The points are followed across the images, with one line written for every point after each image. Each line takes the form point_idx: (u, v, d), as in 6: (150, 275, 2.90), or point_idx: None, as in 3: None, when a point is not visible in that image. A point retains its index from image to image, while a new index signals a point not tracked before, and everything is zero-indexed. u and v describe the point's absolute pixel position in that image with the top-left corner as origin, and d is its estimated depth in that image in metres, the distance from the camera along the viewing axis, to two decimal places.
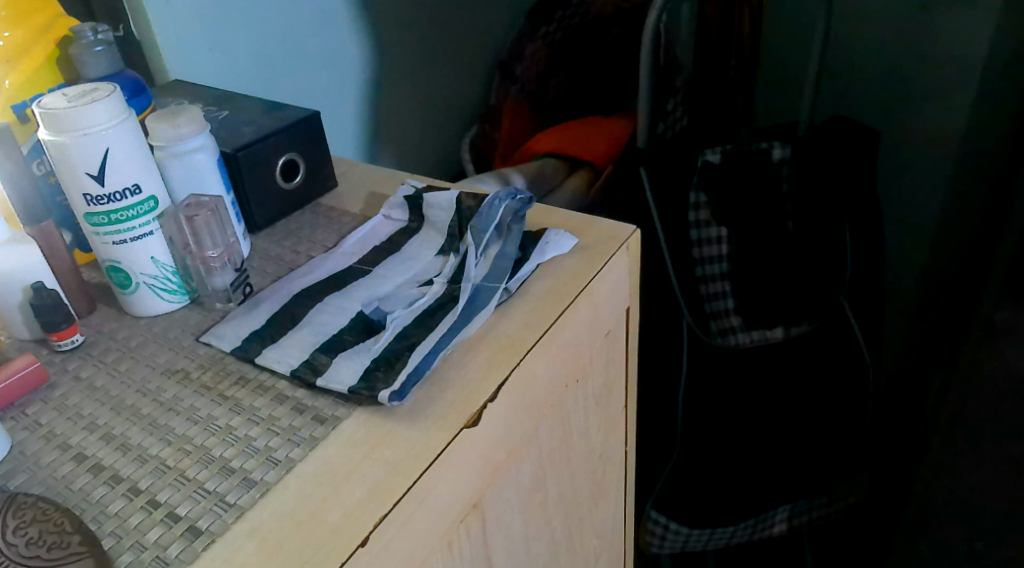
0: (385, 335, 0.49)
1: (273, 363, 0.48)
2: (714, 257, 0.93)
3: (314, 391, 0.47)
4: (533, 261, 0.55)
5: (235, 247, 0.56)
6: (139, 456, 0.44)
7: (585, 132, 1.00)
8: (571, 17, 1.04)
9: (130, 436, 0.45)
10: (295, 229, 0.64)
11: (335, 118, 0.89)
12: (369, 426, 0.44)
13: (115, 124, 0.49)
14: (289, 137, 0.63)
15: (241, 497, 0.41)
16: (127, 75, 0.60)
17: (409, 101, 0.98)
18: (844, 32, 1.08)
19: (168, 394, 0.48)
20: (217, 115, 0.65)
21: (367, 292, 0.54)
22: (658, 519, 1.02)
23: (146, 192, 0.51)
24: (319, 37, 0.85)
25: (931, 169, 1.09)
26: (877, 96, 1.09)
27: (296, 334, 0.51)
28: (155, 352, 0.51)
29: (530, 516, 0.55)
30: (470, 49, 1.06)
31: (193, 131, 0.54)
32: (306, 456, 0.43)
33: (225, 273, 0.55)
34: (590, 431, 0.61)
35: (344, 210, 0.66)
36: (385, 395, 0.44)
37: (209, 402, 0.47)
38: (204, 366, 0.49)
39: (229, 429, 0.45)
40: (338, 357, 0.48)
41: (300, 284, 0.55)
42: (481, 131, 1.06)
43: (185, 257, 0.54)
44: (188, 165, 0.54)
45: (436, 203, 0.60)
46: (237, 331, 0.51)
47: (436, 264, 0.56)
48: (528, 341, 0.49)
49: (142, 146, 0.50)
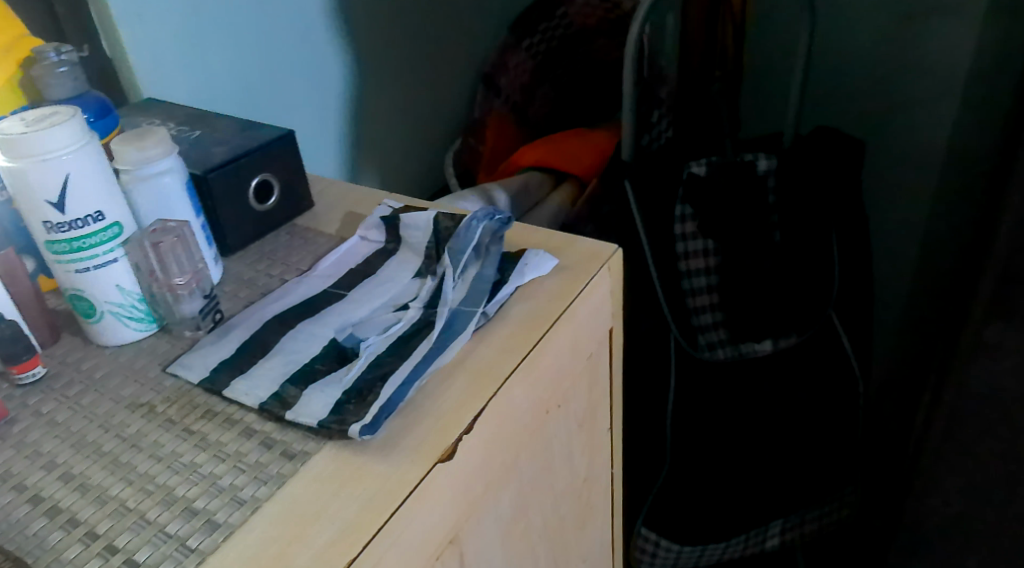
0: (358, 363, 0.47)
1: (242, 395, 0.46)
2: (700, 269, 0.93)
3: (283, 425, 0.45)
4: (511, 284, 0.53)
5: (203, 272, 0.54)
6: (98, 497, 0.42)
7: (569, 145, 0.99)
8: (555, 28, 1.04)
9: (90, 475, 0.43)
10: (269, 251, 0.62)
11: (313, 134, 0.87)
12: (339, 463, 0.42)
13: (76, 149, 0.47)
14: (262, 157, 0.61)
15: (203, 541, 0.39)
16: (92, 96, 0.59)
17: (390, 115, 0.96)
18: (828, 40, 1.06)
19: (131, 430, 0.46)
20: (189, 135, 0.63)
21: (340, 318, 0.52)
22: (648, 537, 1.00)
23: (110, 219, 0.49)
24: (298, 52, 0.83)
25: (916, 179, 1.08)
26: (860, 105, 1.08)
27: (266, 363, 0.49)
28: (120, 384, 0.49)
29: (512, 545, 0.53)
30: (453, 61, 1.05)
31: (161, 155, 0.52)
32: (272, 496, 0.41)
33: (194, 300, 0.53)
34: (574, 454, 0.59)
35: (320, 230, 0.64)
36: (356, 429, 0.43)
37: (174, 437, 0.45)
38: (170, 399, 0.48)
39: (194, 467, 0.43)
40: (309, 388, 0.46)
41: (272, 309, 0.54)
42: (464, 144, 1.05)
43: (151, 284, 0.52)
44: (156, 190, 0.53)
45: (413, 224, 0.59)
46: (206, 360, 0.50)
47: (414, 288, 0.55)
48: (506, 368, 0.48)
49: (106, 171, 0.49)
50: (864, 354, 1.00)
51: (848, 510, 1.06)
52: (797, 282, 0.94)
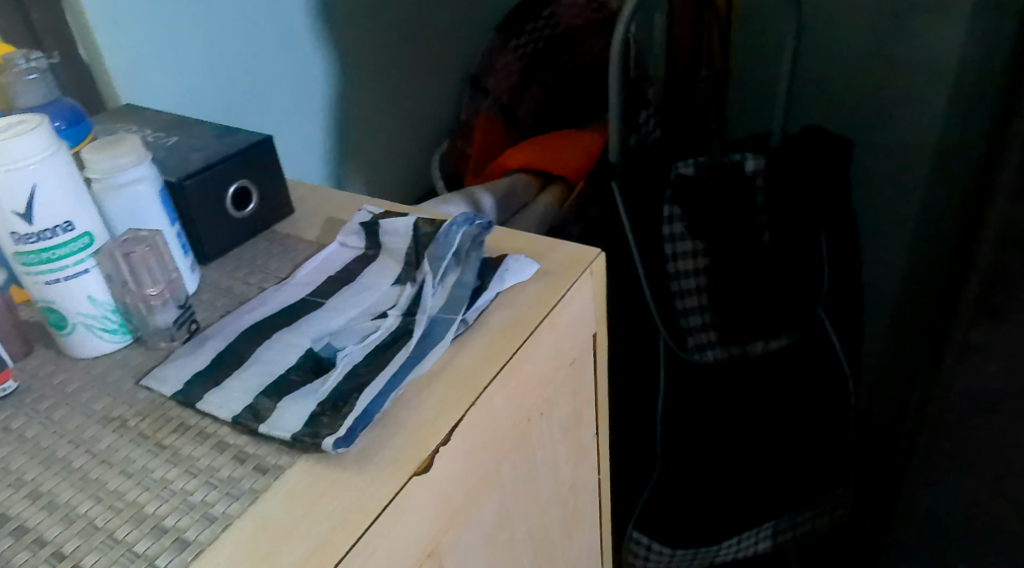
0: (334, 374, 0.46)
1: (215, 408, 0.45)
2: (689, 270, 0.94)
3: (257, 438, 0.44)
4: (491, 290, 0.52)
5: (177, 282, 0.53)
6: (66, 515, 0.41)
7: (556, 146, 0.98)
8: (542, 28, 1.03)
9: (58, 493, 0.42)
10: (248, 259, 0.61)
11: (297, 139, 0.86)
12: (312, 477, 0.42)
13: (44, 159, 0.46)
14: (239, 163, 0.60)
15: (172, 560, 0.38)
16: (64, 103, 0.58)
17: (375, 118, 0.95)
18: (815, 39, 1.05)
19: (102, 445, 0.45)
20: (165, 142, 0.62)
21: (317, 327, 0.51)
22: (640, 541, 1.00)
23: (80, 229, 0.48)
24: (280, 56, 0.82)
25: (905, 176, 1.08)
26: (848, 104, 1.07)
27: (240, 374, 0.48)
28: (93, 398, 0.48)
29: (496, 556, 0.53)
30: (438, 63, 1.04)
31: (133, 163, 0.51)
32: (243, 512, 0.40)
33: (168, 311, 0.52)
34: (558, 462, 0.59)
35: (300, 237, 0.63)
36: (330, 442, 0.42)
37: (145, 452, 0.44)
38: (143, 413, 0.47)
39: (165, 482, 0.42)
40: (283, 400, 0.45)
41: (248, 319, 0.53)
42: (452, 147, 1.04)
43: (123, 295, 0.51)
44: (128, 199, 0.52)
45: (392, 230, 0.58)
46: (180, 372, 0.49)
47: (392, 295, 0.54)
48: (485, 377, 0.47)
49: (75, 180, 0.48)
50: (855, 354, 0.99)
51: (841, 511, 1.06)
52: (786, 283, 0.94)
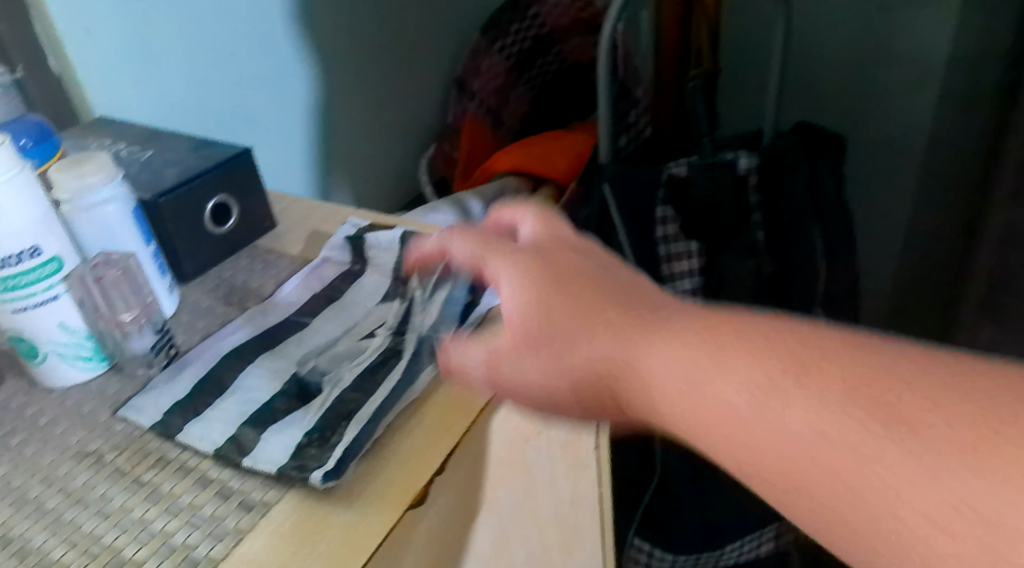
0: (320, 402, 0.44)
1: (196, 441, 0.43)
2: (685, 272, 0.89)
3: (241, 472, 0.42)
4: (483, 305, 0.50)
5: (153, 306, 0.51)
6: (37, 563, 0.38)
7: (545, 149, 0.96)
8: (527, 28, 1.01)
9: (30, 537, 0.40)
10: (229, 277, 0.59)
11: (279, 148, 0.84)
12: (301, 513, 0.40)
13: (7, 180, 0.43)
14: (217, 178, 0.57)
15: None
16: (30, 119, 0.55)
17: (359, 125, 0.93)
18: (806, 34, 1.04)
19: (77, 482, 0.42)
20: (139, 156, 0.60)
21: (302, 350, 0.49)
22: (641, 547, 0.98)
23: (49, 254, 0.45)
24: (258, 62, 0.79)
25: (898, 169, 1.07)
26: (840, 99, 1.06)
27: (222, 404, 0.45)
28: (67, 431, 0.46)
29: None
30: (423, 66, 1.02)
31: (103, 183, 0.49)
32: (228, 555, 0.38)
33: (144, 337, 0.50)
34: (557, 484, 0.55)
35: (283, 252, 0.61)
36: (319, 476, 0.40)
37: (122, 490, 0.41)
38: (119, 446, 0.44)
39: (144, 523, 0.39)
40: (267, 431, 0.43)
41: (230, 342, 0.50)
42: (439, 150, 1.02)
43: (97, 321, 0.49)
44: (100, 220, 0.49)
45: (380, 243, 0.57)
46: (158, 402, 0.46)
47: (380, 312, 0.51)
48: (480, 401, 0.45)
49: (41, 202, 0.45)
50: None
51: None
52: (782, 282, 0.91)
